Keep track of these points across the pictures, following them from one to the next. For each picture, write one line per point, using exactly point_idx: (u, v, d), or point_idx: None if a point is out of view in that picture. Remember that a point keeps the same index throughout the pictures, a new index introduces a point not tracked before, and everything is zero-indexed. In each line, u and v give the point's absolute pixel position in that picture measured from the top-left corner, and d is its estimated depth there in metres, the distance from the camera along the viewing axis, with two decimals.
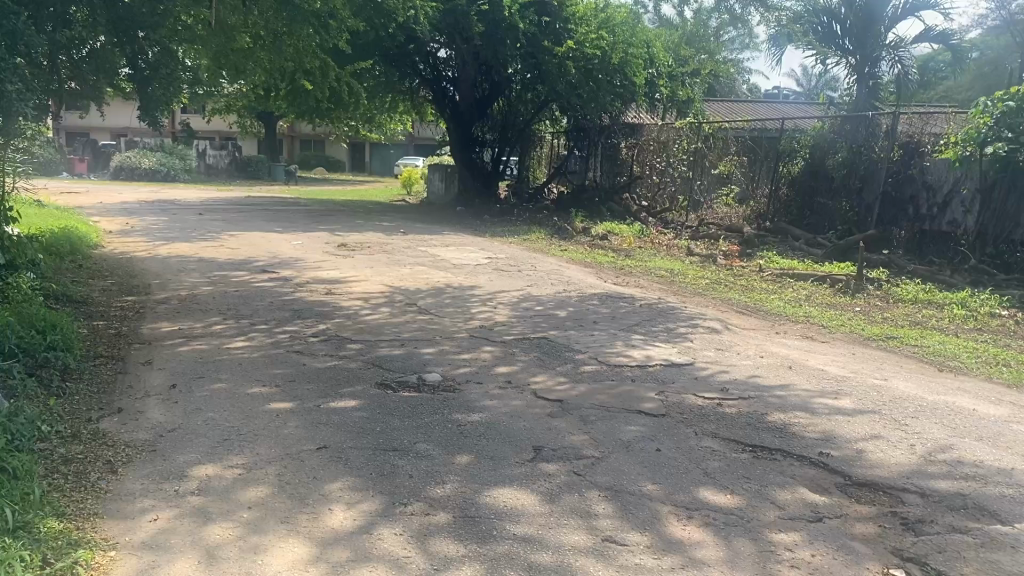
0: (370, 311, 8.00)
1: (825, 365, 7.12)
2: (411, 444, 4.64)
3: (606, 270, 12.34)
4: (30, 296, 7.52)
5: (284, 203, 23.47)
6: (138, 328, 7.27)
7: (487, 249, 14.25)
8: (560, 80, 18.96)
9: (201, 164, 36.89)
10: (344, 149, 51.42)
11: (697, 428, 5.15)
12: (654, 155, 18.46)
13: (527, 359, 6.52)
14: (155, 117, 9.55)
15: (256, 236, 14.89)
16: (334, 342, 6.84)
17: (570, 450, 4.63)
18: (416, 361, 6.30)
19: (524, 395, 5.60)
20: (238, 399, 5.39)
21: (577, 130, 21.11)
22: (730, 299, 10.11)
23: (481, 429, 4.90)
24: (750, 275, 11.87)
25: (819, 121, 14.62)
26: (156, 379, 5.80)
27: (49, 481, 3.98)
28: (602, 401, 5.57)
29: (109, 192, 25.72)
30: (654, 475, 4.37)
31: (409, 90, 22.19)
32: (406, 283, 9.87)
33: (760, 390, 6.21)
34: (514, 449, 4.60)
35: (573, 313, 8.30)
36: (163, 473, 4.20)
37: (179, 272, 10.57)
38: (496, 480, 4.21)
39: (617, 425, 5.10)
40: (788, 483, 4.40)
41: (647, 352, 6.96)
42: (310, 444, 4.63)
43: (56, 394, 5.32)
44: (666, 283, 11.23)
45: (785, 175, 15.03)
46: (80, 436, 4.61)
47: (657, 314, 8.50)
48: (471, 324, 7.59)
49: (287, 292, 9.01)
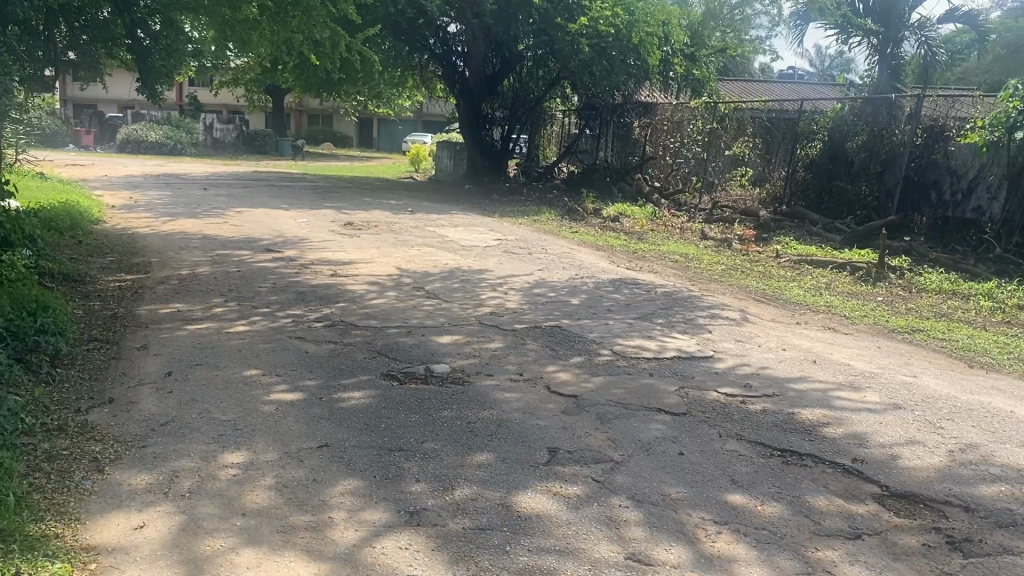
0: (376, 295, 7.71)
1: (851, 360, 6.80)
2: (418, 443, 4.35)
3: (619, 254, 12.01)
4: (25, 275, 7.24)
5: (291, 179, 23.16)
6: (135, 310, 6.99)
7: (497, 230, 13.93)
8: (573, 58, 18.59)
9: (208, 137, 36.50)
10: (352, 124, 50.93)
11: (721, 429, 4.85)
12: (667, 135, 18.07)
13: (540, 349, 6.22)
14: (155, 89, 9.25)
15: (261, 213, 14.59)
16: (338, 328, 6.56)
17: (587, 452, 4.34)
18: (424, 350, 6.00)
19: (538, 390, 5.31)
20: (235, 389, 5.11)
21: (589, 108, 20.70)
22: (748, 287, 9.79)
23: (492, 428, 4.60)
24: (767, 261, 11.54)
25: (839, 103, 14.24)
26: (151, 366, 5.52)
27: (28, 481, 3.71)
28: (619, 396, 5.28)
29: (114, 164, 25.44)
30: (678, 482, 4.08)
31: (419, 65, 21.74)
32: (414, 265, 9.57)
33: (785, 386, 5.90)
34: (528, 451, 4.31)
35: (586, 299, 7.99)
36: (153, 472, 3.93)
37: (181, 250, 10.28)
38: (509, 485, 3.93)
39: (637, 424, 4.80)
40: (822, 493, 4.11)
41: (664, 343, 6.65)
42: (310, 441, 4.36)
43: (45, 381, 5.05)
44: (680, 269, 10.91)
45: (803, 158, 14.65)
46: (67, 429, 4.34)
47: (674, 303, 8.19)
48: (482, 310, 7.30)
49: (292, 273, 8.72)
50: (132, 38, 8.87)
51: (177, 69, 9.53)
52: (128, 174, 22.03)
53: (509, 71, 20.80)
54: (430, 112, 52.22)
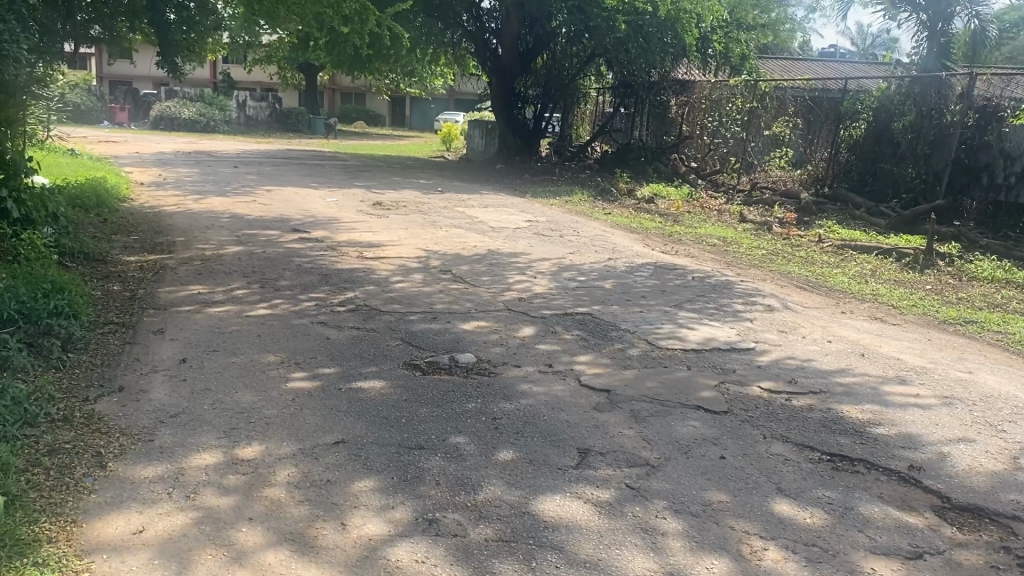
0: (401, 278, 7.45)
1: (900, 353, 6.40)
2: (440, 440, 4.05)
3: (654, 237, 11.64)
4: (44, 256, 7.08)
5: (323, 157, 22.98)
6: (155, 292, 6.79)
7: (527, 211, 13.59)
8: (609, 36, 18.13)
9: (241, 115, 36.41)
10: (385, 102, 50.66)
11: (764, 430, 4.52)
12: (705, 113, 17.52)
13: (570, 338, 5.90)
14: (175, 63, 8.93)
15: (290, 192, 14.40)
16: (362, 312, 6.31)
17: (621, 454, 4.01)
18: (449, 338, 5.72)
19: (568, 383, 5.00)
20: (251, 378, 4.86)
21: (625, 86, 20.21)
22: (790, 273, 9.39)
23: (518, 425, 4.29)
24: (809, 247, 11.10)
25: (886, 82, 13.71)
26: (166, 352, 5.30)
27: (26, 478, 3.49)
28: (654, 391, 4.97)
29: (146, 141, 25.41)
30: (719, 490, 3.74)
31: (452, 42, 21.43)
32: (442, 247, 9.29)
33: (831, 381, 5.54)
34: (557, 452, 3.99)
35: (620, 285, 7.64)
36: (160, 466, 3.69)
37: (207, 229, 10.09)
38: (536, 490, 3.62)
39: (674, 423, 4.48)
40: (876, 504, 3.76)
41: (702, 333, 6.31)
42: (328, 436, 4.06)
43: (55, 367, 4.86)
44: (719, 253, 10.51)
45: (846, 138, 14.17)
46: (73, 419, 4.14)
47: (712, 289, 7.81)
48: (510, 295, 6.99)
49: (317, 254, 8.48)
50: (151, 8, 8.55)
51: (201, 44, 9.27)
52: (161, 151, 22.02)
53: (542, 48, 20.36)
54: (462, 89, 51.72)
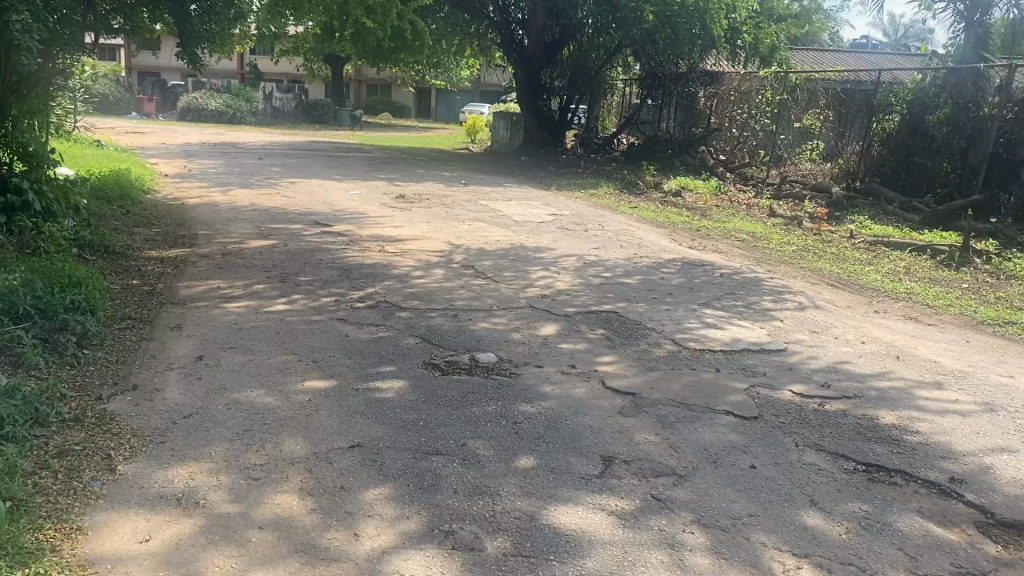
0: (423, 273, 7.32)
1: (937, 356, 6.16)
2: (459, 445, 3.90)
3: (681, 231, 11.42)
4: (63, 250, 7.04)
5: (347, 149, 22.92)
6: (173, 286, 6.71)
7: (552, 204, 13.41)
8: (636, 27, 17.93)
9: (268, 106, 36.48)
10: (410, 94, 50.57)
11: (796, 437, 4.33)
12: (734, 105, 17.23)
13: (594, 336, 5.73)
14: (195, 53, 8.80)
15: (314, 184, 14.32)
16: (382, 309, 6.18)
17: (646, 463, 3.84)
18: (470, 336, 5.58)
19: (591, 385, 4.84)
20: (267, 377, 4.74)
21: (652, 77, 19.92)
22: (821, 270, 9.17)
23: (540, 429, 4.13)
24: (841, 242, 10.85)
25: (921, 74, 13.40)
26: (182, 349, 5.20)
27: (33, 482, 3.40)
28: (681, 394, 4.79)
29: (172, 132, 25.49)
30: (750, 502, 3.56)
31: (478, 33, 21.26)
32: (466, 241, 9.16)
33: (866, 384, 5.32)
34: (580, 460, 3.83)
35: (647, 281, 7.45)
36: (170, 470, 3.58)
37: (229, 222, 10.03)
38: (557, 500, 3.46)
39: (702, 430, 4.31)
40: (915, 519, 3.57)
41: (731, 332, 6.11)
42: (342, 440, 3.93)
43: (68, 365, 4.78)
44: (747, 249, 10.31)
45: (879, 132, 13.86)
46: (84, 420, 4.05)
47: (741, 286, 7.61)
48: (533, 291, 6.84)
49: (338, 249, 8.38)
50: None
51: (222, 35, 9.14)
52: (186, 142, 22.07)
53: (569, 39, 20.10)
54: (488, 81, 51.51)
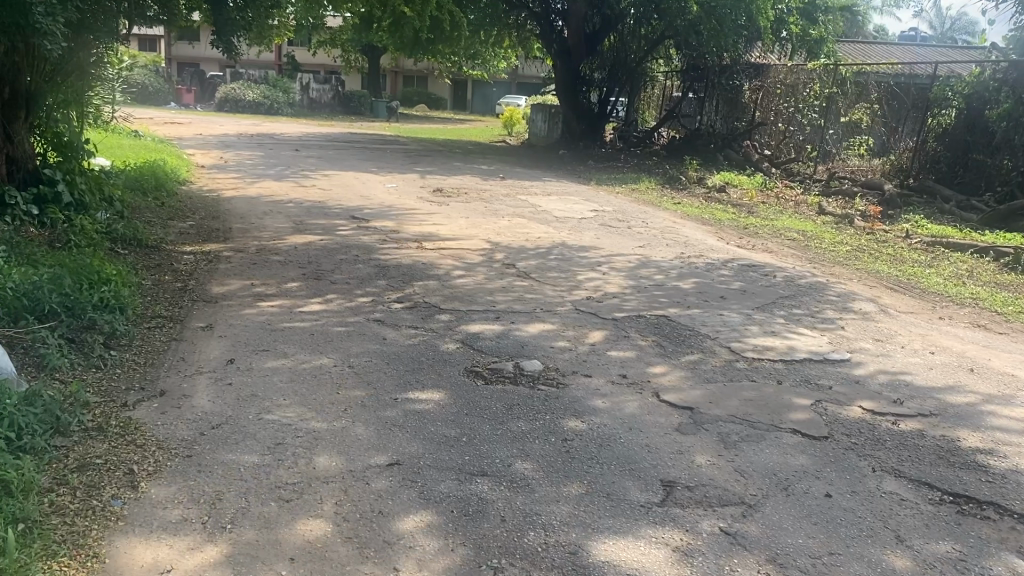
0: (463, 272, 7.02)
1: (1015, 369, 5.69)
2: (505, 466, 3.59)
3: (727, 229, 11.00)
4: (94, 245, 6.83)
5: (383, 142, 22.72)
6: (206, 283, 6.48)
7: (592, 199, 13.04)
8: (679, 19, 17.50)
9: (305, 97, 36.58)
10: (446, 85, 50.35)
11: (872, 461, 3.95)
12: (780, 98, 16.65)
13: (645, 343, 5.37)
14: (230, 41, 8.57)
15: (350, 177, 14.12)
16: (420, 311, 5.88)
17: (712, 490, 3.51)
18: (512, 342, 5.26)
19: (643, 397, 4.48)
20: (301, 383, 4.47)
21: (694, 69, 19.36)
22: (878, 272, 8.71)
23: (593, 449, 3.81)
24: (897, 243, 10.38)
25: (979, 66, 12.73)
26: (213, 351, 4.96)
27: (49, 501, 3.15)
28: (743, 408, 4.42)
29: (210, 123, 25.51)
30: (830, 539, 3.22)
31: (518, 23, 21.11)
32: (506, 238, 8.85)
33: (944, 398, 4.87)
34: (639, 485, 3.50)
35: (698, 283, 7.06)
36: (195, 489, 3.32)
37: (264, 215, 9.83)
38: (615, 532, 3.14)
39: (770, 452, 3.95)
40: (1014, 562, 3.17)
41: (792, 339, 5.70)
42: (379, 456, 3.64)
43: (95, 367, 4.56)
44: (799, 248, 9.89)
45: (935, 127, 13.27)
46: (107, 429, 3.81)
47: (798, 290, 7.19)
48: (578, 294, 6.49)
49: (376, 246, 8.12)
50: None
51: (259, 22, 8.88)
52: (223, 133, 22.03)
53: (610, 29, 19.70)
54: (525, 73, 51.18)
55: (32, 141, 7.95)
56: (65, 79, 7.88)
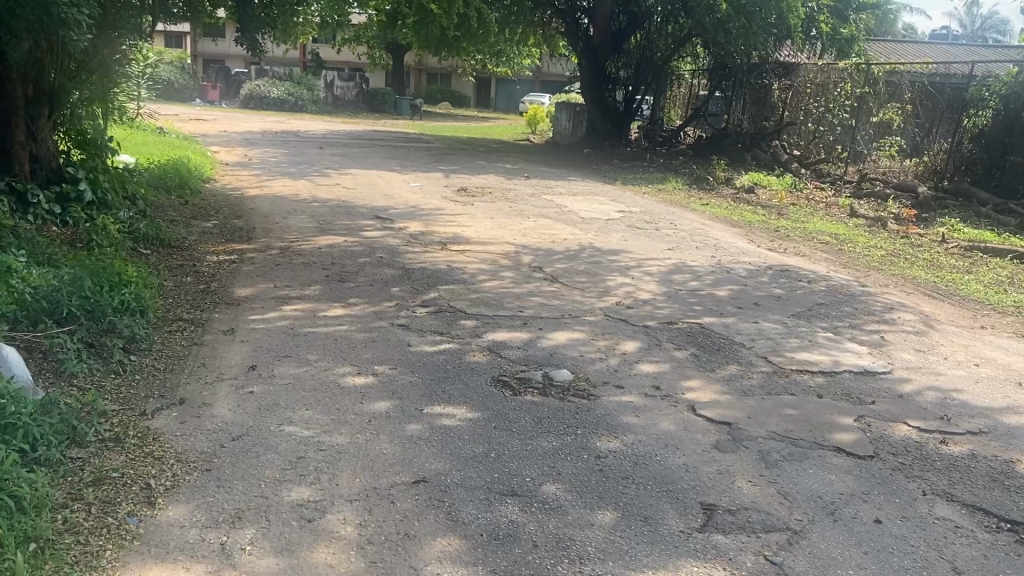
0: (489, 276, 6.85)
1: None
2: (536, 486, 3.43)
3: (758, 231, 10.76)
4: (116, 245, 6.75)
5: (408, 139, 22.66)
6: (228, 285, 6.37)
7: (618, 200, 12.85)
8: (708, 16, 17.21)
9: (330, 95, 36.66)
10: (470, 83, 50.25)
11: (922, 483, 3.74)
12: (811, 98, 16.34)
13: (678, 353, 5.18)
14: (255, 38, 8.40)
15: (374, 175, 14.01)
16: (446, 316, 5.73)
17: (755, 514, 3.33)
18: (540, 351, 5.09)
19: (678, 412, 4.30)
20: (323, 392, 4.33)
21: (722, 67, 18.97)
22: (915, 278, 8.46)
23: (628, 467, 3.64)
24: (932, 247, 10.11)
25: (1018, 67, 12.39)
26: (235, 357, 4.84)
27: (62, 518, 3.03)
28: (784, 425, 4.22)
29: (234, 120, 25.56)
30: (882, 570, 3.03)
31: (544, 21, 20.94)
32: (532, 240, 8.68)
33: (996, 414, 4.63)
34: (677, 509, 3.33)
35: (731, 290, 6.86)
36: (214, 507, 3.19)
37: (288, 214, 9.74)
38: (652, 563, 2.97)
39: (814, 473, 3.75)
40: None
41: (831, 349, 5.48)
42: (405, 473, 3.49)
43: (115, 373, 4.45)
44: (833, 252, 9.64)
45: (970, 128, 13.02)
46: (124, 439, 3.69)
47: (834, 297, 6.96)
48: (608, 300, 6.31)
49: (399, 248, 7.98)
50: None
51: (283, 17, 8.71)
52: (248, 130, 22.01)
53: (636, 27, 19.50)
54: (549, 71, 50.94)
55: (55, 138, 7.88)
56: (89, 76, 7.80)
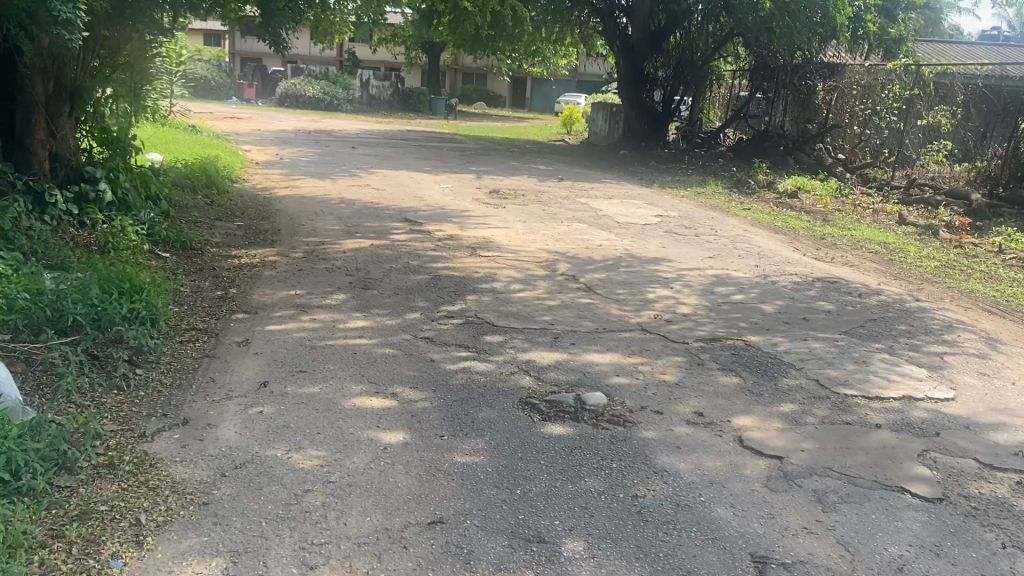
0: (521, 286, 6.51)
1: None
2: (566, 532, 3.07)
3: (803, 239, 10.28)
4: (134, 249, 6.51)
5: (441, 139, 22.41)
6: (247, 292, 6.09)
7: (656, 204, 12.41)
8: (751, 15, 16.73)
9: (365, 94, 36.57)
10: (506, 83, 49.86)
11: (1000, 534, 3.32)
12: (856, 100, 15.71)
13: (723, 376, 4.79)
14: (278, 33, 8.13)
15: (405, 176, 13.72)
16: (474, 329, 5.39)
17: (813, 570, 2.95)
18: (573, 370, 4.73)
19: (724, 444, 3.92)
20: (338, 415, 4.00)
21: (763, 67, 18.46)
22: (973, 292, 7.94)
23: (669, 511, 3.27)
24: (989, 258, 9.54)
25: None
26: (247, 372, 4.54)
27: (40, 560, 2.74)
28: (842, 461, 3.82)
29: (269, 118, 25.51)
30: None
31: (582, 18, 20.55)
32: (566, 247, 8.31)
33: None
34: (724, 562, 2.95)
35: (778, 304, 6.44)
36: (209, 549, 2.87)
37: (315, 216, 9.49)
38: None
39: (878, 519, 3.35)
40: None
41: (889, 374, 5.04)
42: (421, 514, 3.15)
43: (117, 389, 4.17)
44: (883, 262, 9.13)
45: None
46: (118, 466, 3.39)
47: (889, 313, 6.50)
48: (646, 314, 5.93)
49: (428, 253, 7.66)
50: None
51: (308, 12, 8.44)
52: (281, 128, 21.92)
53: (676, 26, 19.03)
54: (585, 71, 50.35)
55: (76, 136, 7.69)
56: (112, 72, 7.59)
